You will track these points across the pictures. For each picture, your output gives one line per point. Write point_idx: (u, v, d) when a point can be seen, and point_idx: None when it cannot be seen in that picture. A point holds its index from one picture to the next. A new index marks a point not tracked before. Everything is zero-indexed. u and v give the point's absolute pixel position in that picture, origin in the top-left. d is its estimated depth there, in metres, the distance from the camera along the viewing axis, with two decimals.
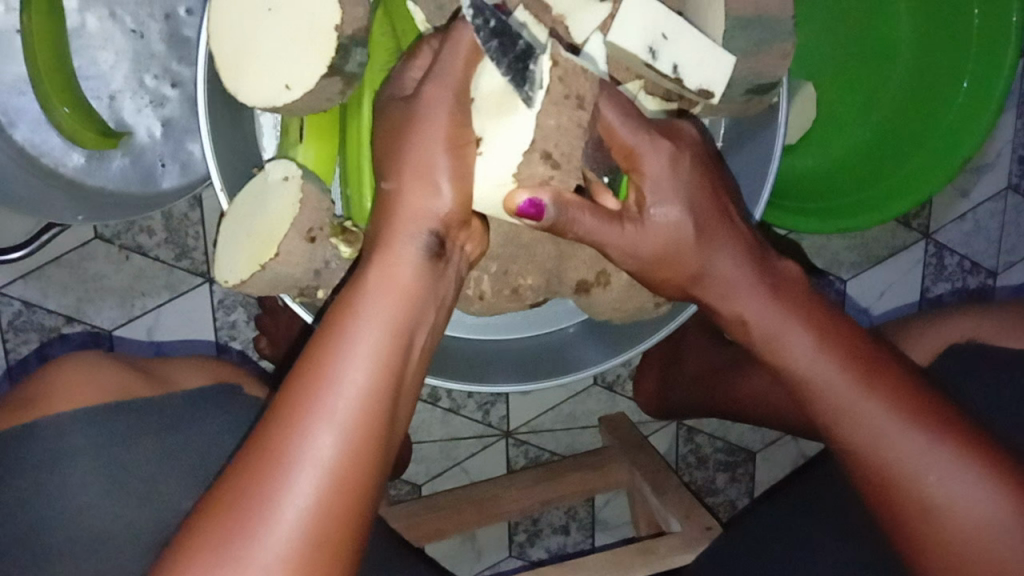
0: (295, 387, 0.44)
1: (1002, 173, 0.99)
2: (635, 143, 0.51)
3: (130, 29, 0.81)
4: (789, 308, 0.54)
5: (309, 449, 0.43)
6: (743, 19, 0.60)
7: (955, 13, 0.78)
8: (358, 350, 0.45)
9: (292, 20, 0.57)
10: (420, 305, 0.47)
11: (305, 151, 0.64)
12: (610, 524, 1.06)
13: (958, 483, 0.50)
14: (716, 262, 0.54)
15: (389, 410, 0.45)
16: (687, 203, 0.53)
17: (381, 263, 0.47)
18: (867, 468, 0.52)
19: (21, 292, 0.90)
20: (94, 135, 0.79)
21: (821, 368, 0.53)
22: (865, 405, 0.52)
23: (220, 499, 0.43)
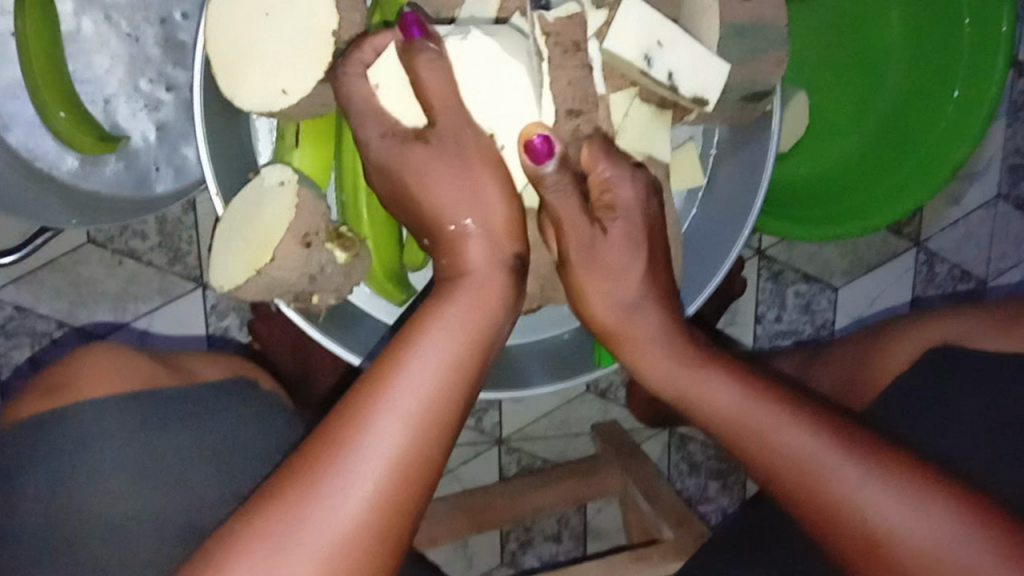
0: (355, 391, 0.45)
1: (992, 182, 1.00)
2: (613, 173, 0.57)
3: (125, 33, 0.81)
4: (705, 362, 0.52)
5: (372, 441, 0.43)
6: (739, 28, 0.60)
7: (948, 22, 0.79)
8: (429, 351, 0.46)
9: (290, 25, 0.57)
10: (490, 319, 0.49)
11: (301, 156, 0.64)
12: (603, 532, 1.06)
13: (900, 509, 0.43)
14: (643, 308, 0.55)
15: (453, 414, 0.46)
16: (639, 242, 0.56)
17: (461, 280, 0.50)
18: (803, 507, 0.46)
19: (14, 296, 0.90)
20: (92, 139, 0.79)
21: (749, 408, 0.49)
22: (790, 436, 0.47)
23: (273, 494, 0.43)
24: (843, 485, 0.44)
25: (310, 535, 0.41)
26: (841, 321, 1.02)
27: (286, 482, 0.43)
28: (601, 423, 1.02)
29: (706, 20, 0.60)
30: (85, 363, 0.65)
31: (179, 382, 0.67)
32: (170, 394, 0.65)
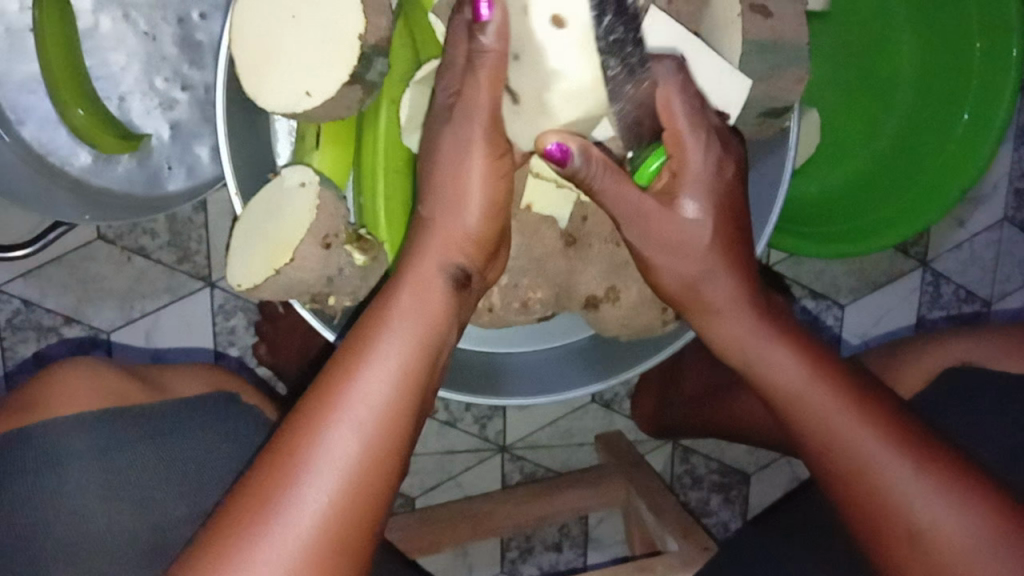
0: (316, 400, 0.47)
1: (999, 204, 1.01)
2: (683, 132, 0.53)
3: (143, 32, 0.81)
4: (772, 334, 0.55)
5: (327, 452, 0.46)
6: (761, 44, 0.60)
7: (958, 46, 0.80)
8: (386, 357, 0.48)
9: (313, 29, 0.57)
10: (442, 322, 0.51)
11: (320, 158, 0.63)
12: (603, 543, 1.06)
13: (940, 505, 0.50)
14: (714, 280, 0.55)
15: (410, 417, 0.48)
16: (706, 206, 0.54)
17: (414, 279, 0.51)
18: (847, 486, 0.53)
19: (22, 291, 0.90)
20: (115, 139, 0.79)
21: (810, 385, 0.54)
22: (842, 412, 0.53)
23: (232, 510, 0.46)
24: (884, 464, 0.51)
25: (275, 545, 0.44)
26: (847, 339, 1.02)
27: (250, 492, 0.46)
28: (605, 434, 1.02)
29: (728, 35, 0.61)
30: (70, 376, 0.65)
31: (154, 395, 0.68)
32: (142, 410, 0.66)
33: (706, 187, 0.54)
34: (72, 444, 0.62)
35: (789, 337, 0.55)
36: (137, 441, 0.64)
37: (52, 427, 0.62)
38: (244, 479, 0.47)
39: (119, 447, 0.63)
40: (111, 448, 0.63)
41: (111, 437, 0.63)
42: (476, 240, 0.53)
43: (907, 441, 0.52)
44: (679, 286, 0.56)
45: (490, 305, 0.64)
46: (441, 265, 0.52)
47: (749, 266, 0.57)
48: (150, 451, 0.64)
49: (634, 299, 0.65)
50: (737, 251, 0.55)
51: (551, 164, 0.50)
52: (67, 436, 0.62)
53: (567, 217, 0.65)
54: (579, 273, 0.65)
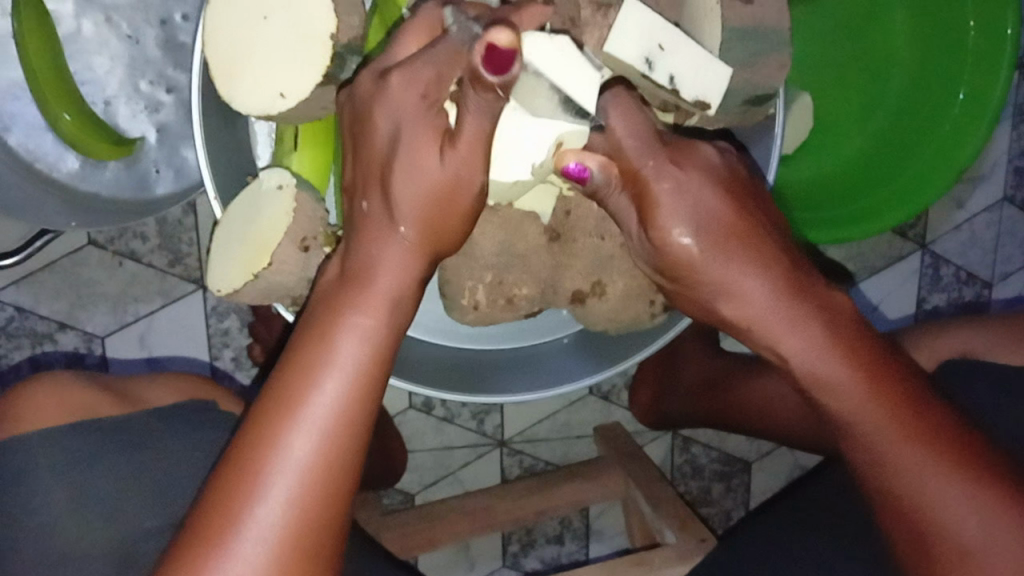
0: (273, 406, 0.47)
1: (998, 184, 0.99)
2: (637, 164, 0.50)
3: (125, 35, 0.81)
4: (827, 339, 0.49)
5: (286, 458, 0.45)
6: (741, 31, 0.59)
7: (952, 25, 0.78)
8: (341, 357, 0.47)
9: (286, 30, 0.57)
10: (400, 320, 0.49)
11: (299, 159, 0.63)
12: (605, 534, 1.05)
13: (984, 530, 0.45)
14: (731, 297, 0.51)
15: (366, 416, 0.47)
16: (699, 217, 0.51)
17: (359, 277, 0.49)
18: (890, 500, 0.48)
19: (14, 298, 0.90)
20: (106, 145, 0.79)
21: (866, 394, 0.48)
22: (896, 438, 0.47)
23: (198, 518, 0.46)
24: (935, 490, 0.46)
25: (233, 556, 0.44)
26: None
27: (209, 501, 0.46)
28: (604, 425, 1.01)
29: (708, 23, 0.60)
30: (45, 390, 0.66)
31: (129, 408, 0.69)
32: (115, 421, 0.67)
33: (687, 209, 0.50)
34: (48, 456, 0.63)
35: (849, 345, 0.49)
36: (110, 452, 0.65)
37: (22, 444, 0.63)
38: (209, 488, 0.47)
39: (93, 459, 0.64)
40: (85, 460, 0.64)
41: (84, 450, 0.64)
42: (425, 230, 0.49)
43: (964, 459, 0.46)
44: (710, 307, 0.54)
45: (475, 303, 0.63)
46: (395, 266, 0.49)
47: (790, 270, 0.51)
48: (118, 463, 0.65)
49: (620, 292, 0.65)
50: (752, 244, 0.51)
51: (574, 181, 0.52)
52: (40, 451, 0.63)
53: (550, 213, 0.64)
54: (564, 268, 0.65)
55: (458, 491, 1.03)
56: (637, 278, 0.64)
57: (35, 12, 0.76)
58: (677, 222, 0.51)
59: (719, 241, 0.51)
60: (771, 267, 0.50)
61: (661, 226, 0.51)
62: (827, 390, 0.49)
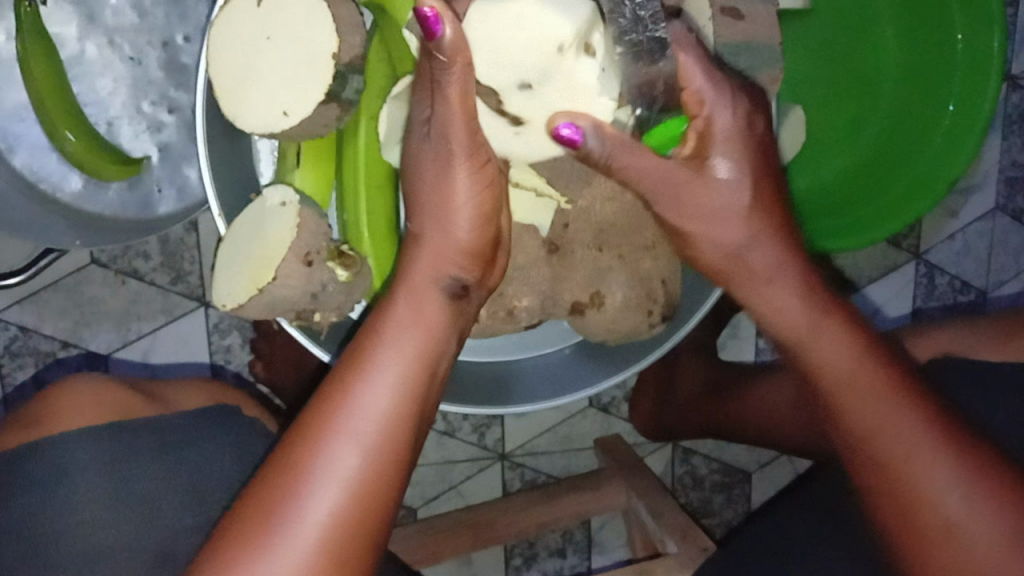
0: (320, 412, 0.48)
1: (990, 194, 1.01)
2: (705, 92, 0.52)
3: (128, 57, 0.82)
4: (827, 312, 0.52)
5: (334, 463, 0.46)
6: (733, 46, 0.61)
7: (941, 39, 0.80)
8: (389, 368, 0.49)
9: (288, 50, 0.58)
10: (439, 333, 0.52)
11: (302, 176, 0.64)
12: (607, 547, 1.06)
13: (968, 500, 0.47)
14: (755, 248, 0.54)
15: (409, 429, 0.49)
16: (743, 157, 0.53)
17: (409, 294, 0.52)
18: (876, 471, 0.49)
19: (18, 317, 0.91)
20: (114, 167, 0.80)
21: (856, 364, 0.50)
22: (878, 408, 0.49)
23: (242, 522, 0.46)
24: (920, 461, 0.48)
25: (273, 558, 0.45)
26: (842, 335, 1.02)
27: (251, 504, 0.47)
28: (604, 437, 1.02)
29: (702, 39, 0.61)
30: (64, 397, 0.68)
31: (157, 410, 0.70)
32: (138, 425, 0.67)
33: (739, 141, 0.53)
34: (71, 461, 0.63)
35: (832, 311, 0.53)
36: (134, 454, 0.65)
37: (55, 443, 0.64)
38: (248, 495, 0.48)
39: (115, 462, 0.64)
40: (107, 462, 0.64)
41: (107, 452, 0.65)
42: (469, 250, 0.54)
43: (948, 432, 0.48)
44: (725, 257, 0.55)
45: (476, 315, 0.64)
46: (428, 283, 0.52)
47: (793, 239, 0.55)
48: (140, 467, 0.65)
49: (619, 303, 0.65)
50: (775, 209, 0.54)
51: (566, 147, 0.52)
52: (63, 454, 0.63)
53: (549, 225, 0.65)
54: (563, 280, 0.66)
55: (460, 504, 1.03)
56: (635, 288, 0.65)
57: (38, 36, 0.76)
58: (733, 155, 0.53)
59: (754, 187, 0.53)
60: (782, 243, 0.54)
61: (707, 156, 0.53)
62: (822, 357, 0.51)
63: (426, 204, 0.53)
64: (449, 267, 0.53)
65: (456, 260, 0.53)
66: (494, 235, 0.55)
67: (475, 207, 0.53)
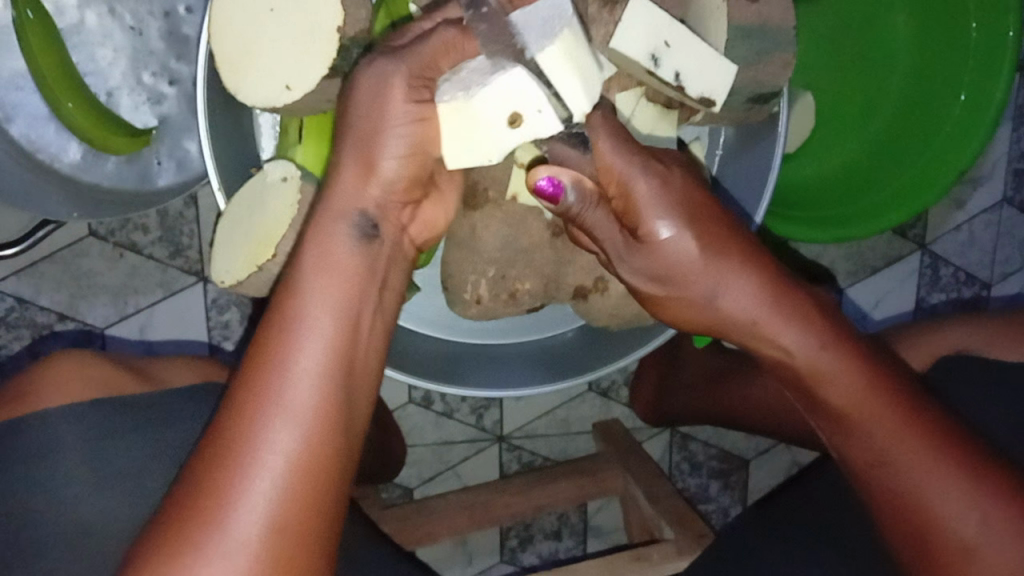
0: (247, 388, 0.45)
1: (997, 185, 1.00)
2: (622, 168, 0.53)
3: (129, 26, 0.80)
4: (823, 342, 0.52)
5: (266, 446, 0.44)
6: (746, 29, 0.60)
7: (954, 26, 0.78)
8: (311, 333, 0.46)
9: (291, 22, 0.57)
10: (361, 290, 0.49)
11: (304, 152, 0.63)
12: (603, 530, 1.06)
13: (990, 520, 0.49)
14: (727, 292, 0.53)
15: (341, 395, 0.46)
16: (679, 214, 0.53)
17: (320, 247, 0.49)
18: (895, 498, 0.51)
19: (14, 288, 0.90)
20: (126, 138, 0.80)
21: (859, 398, 0.51)
22: (897, 439, 0.50)
23: (176, 517, 0.44)
24: (942, 490, 0.49)
25: (218, 552, 0.42)
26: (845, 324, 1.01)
27: (184, 501, 0.44)
28: (603, 421, 1.01)
29: (715, 19, 0.60)
30: (58, 372, 0.66)
31: (155, 386, 0.69)
32: (136, 401, 0.68)
33: (673, 203, 0.53)
34: (66, 438, 0.63)
35: (828, 340, 0.52)
36: (129, 431, 0.65)
37: (46, 420, 0.63)
38: (176, 496, 0.45)
39: (111, 437, 0.64)
40: (102, 438, 0.64)
41: (103, 427, 0.65)
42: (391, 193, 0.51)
43: (963, 456, 0.50)
44: (702, 306, 0.55)
45: (478, 297, 0.64)
46: (350, 246, 0.49)
47: (773, 265, 0.54)
48: (131, 445, 0.65)
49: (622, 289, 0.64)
50: (742, 248, 0.54)
51: (544, 199, 0.52)
52: (58, 428, 0.63)
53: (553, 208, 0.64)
54: (567, 264, 0.65)
55: (456, 485, 1.03)
56: None
57: (37, 14, 0.77)
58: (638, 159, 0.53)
59: (700, 229, 0.53)
60: (756, 271, 0.53)
61: (649, 221, 0.53)
62: (820, 386, 0.52)
63: (350, 157, 0.50)
64: (367, 210, 0.50)
65: (370, 204, 0.50)
66: (420, 173, 0.52)
67: (409, 146, 0.50)
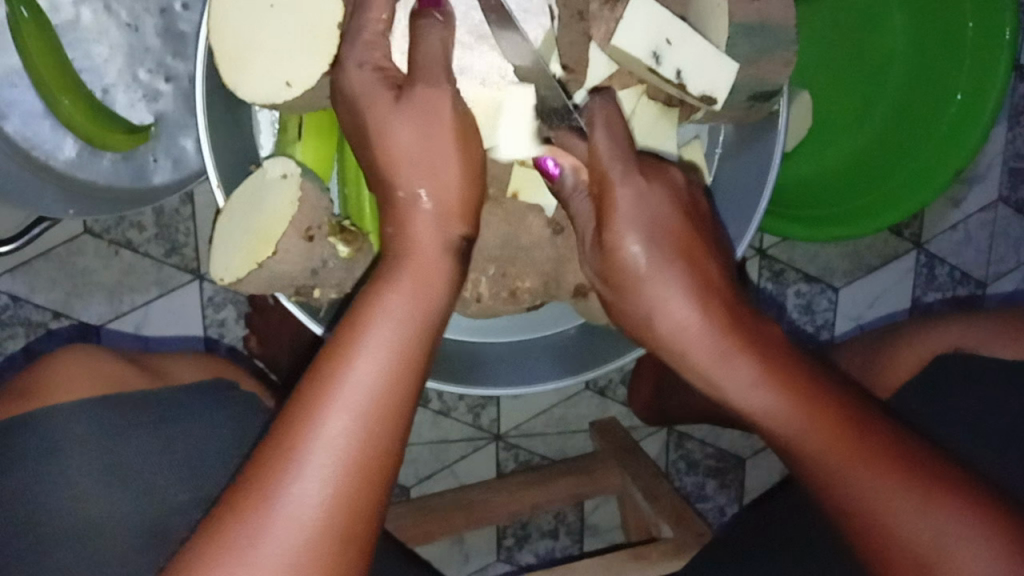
0: (319, 377, 0.46)
1: (993, 185, 1.00)
2: (606, 168, 0.52)
3: (125, 23, 0.80)
4: (761, 363, 0.49)
5: (329, 435, 0.44)
6: (747, 27, 0.60)
7: (950, 25, 0.79)
8: (382, 334, 0.46)
9: (291, 18, 0.57)
10: (441, 294, 0.49)
11: (303, 150, 0.63)
12: (600, 529, 1.06)
13: (957, 545, 0.44)
14: (671, 313, 0.51)
15: (408, 400, 0.46)
16: (644, 216, 0.51)
17: (407, 250, 0.49)
18: (856, 528, 0.47)
19: (9, 286, 0.89)
20: (124, 135, 0.79)
21: (803, 424, 0.47)
22: (845, 468, 0.46)
23: (239, 497, 0.44)
24: (899, 515, 0.45)
25: (269, 543, 0.42)
26: (841, 322, 1.02)
27: (242, 488, 0.44)
28: (600, 420, 1.01)
29: (715, 18, 0.60)
30: (60, 368, 0.66)
31: (154, 384, 0.69)
32: (139, 398, 0.67)
33: (645, 219, 0.51)
34: (70, 434, 0.62)
35: (768, 361, 0.49)
36: (135, 429, 0.65)
37: (49, 416, 0.62)
38: (239, 479, 0.45)
39: (117, 436, 0.64)
40: (107, 437, 0.63)
41: (108, 426, 0.64)
42: (461, 203, 0.51)
43: (923, 476, 0.45)
44: (651, 329, 0.52)
45: (478, 296, 0.63)
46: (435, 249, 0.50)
47: (715, 287, 0.51)
48: (136, 443, 0.64)
49: None
50: (687, 261, 0.51)
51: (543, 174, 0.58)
52: (59, 426, 0.62)
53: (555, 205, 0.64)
54: (566, 262, 0.64)
55: (453, 484, 1.03)
56: None
57: (31, 11, 0.75)
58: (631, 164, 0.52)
59: (655, 234, 0.51)
60: (697, 288, 0.51)
61: (613, 229, 0.52)
62: (761, 413, 0.49)
63: (408, 167, 0.50)
64: (447, 225, 0.51)
65: (447, 218, 0.51)
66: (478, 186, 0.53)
67: (462, 164, 0.52)
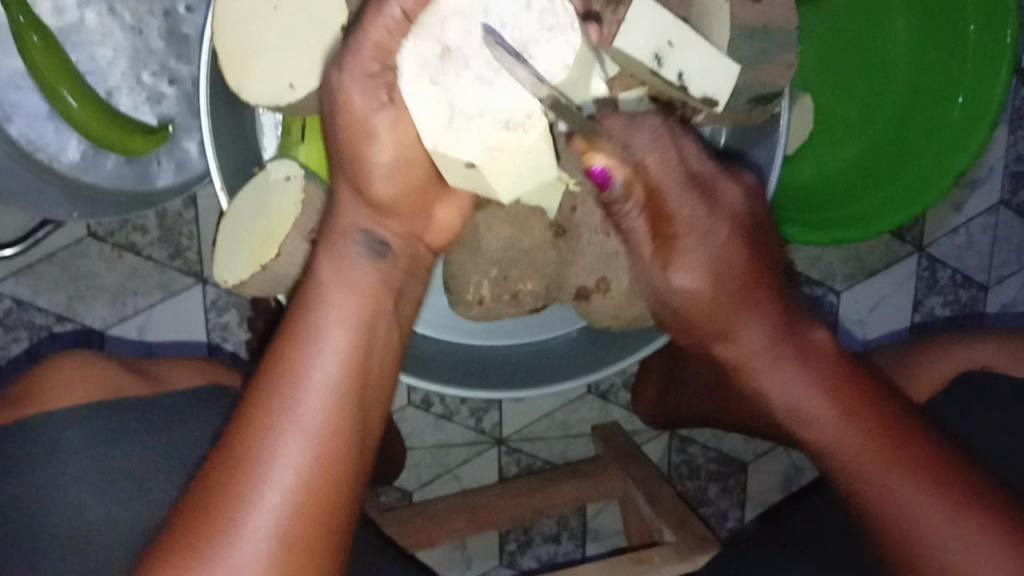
0: (258, 398, 0.47)
1: (994, 188, 1.00)
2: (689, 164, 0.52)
3: (129, 26, 0.80)
4: (812, 379, 0.53)
5: (278, 453, 0.46)
6: (748, 29, 0.60)
7: (953, 30, 0.79)
8: (330, 342, 0.49)
9: (297, 19, 0.57)
10: (372, 300, 0.51)
11: (306, 151, 0.64)
12: (601, 534, 1.06)
13: (982, 551, 0.48)
14: (737, 328, 0.53)
15: (350, 408, 0.48)
16: (715, 250, 0.52)
17: (332, 260, 0.51)
18: (888, 531, 0.51)
19: (12, 290, 0.89)
20: (141, 135, 0.80)
21: (852, 440, 0.51)
22: (883, 485, 0.50)
23: (188, 530, 0.45)
24: (924, 520, 0.49)
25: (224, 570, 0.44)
26: (844, 327, 1.02)
27: (193, 519, 0.46)
28: (601, 424, 1.01)
29: (718, 21, 0.60)
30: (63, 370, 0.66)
31: (155, 386, 0.69)
32: (143, 400, 0.68)
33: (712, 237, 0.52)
34: (71, 437, 0.63)
35: (830, 378, 0.53)
36: (136, 432, 0.66)
37: (57, 417, 0.64)
38: (188, 506, 0.46)
39: (118, 438, 0.65)
40: (109, 440, 0.64)
41: (109, 429, 0.65)
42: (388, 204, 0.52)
43: (956, 483, 0.50)
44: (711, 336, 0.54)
45: (479, 298, 0.64)
46: (369, 261, 0.51)
47: (778, 302, 0.54)
48: (136, 444, 0.65)
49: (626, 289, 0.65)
50: (761, 282, 0.53)
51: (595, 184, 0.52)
52: (63, 429, 0.63)
53: (556, 208, 0.64)
54: (569, 265, 0.66)
55: (456, 489, 1.03)
56: None
57: (29, 18, 0.77)
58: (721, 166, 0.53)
59: (726, 260, 0.52)
60: (763, 311, 0.53)
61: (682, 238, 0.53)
62: (810, 423, 0.53)
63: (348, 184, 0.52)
64: (372, 230, 0.52)
65: (375, 222, 0.52)
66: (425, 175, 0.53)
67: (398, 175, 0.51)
